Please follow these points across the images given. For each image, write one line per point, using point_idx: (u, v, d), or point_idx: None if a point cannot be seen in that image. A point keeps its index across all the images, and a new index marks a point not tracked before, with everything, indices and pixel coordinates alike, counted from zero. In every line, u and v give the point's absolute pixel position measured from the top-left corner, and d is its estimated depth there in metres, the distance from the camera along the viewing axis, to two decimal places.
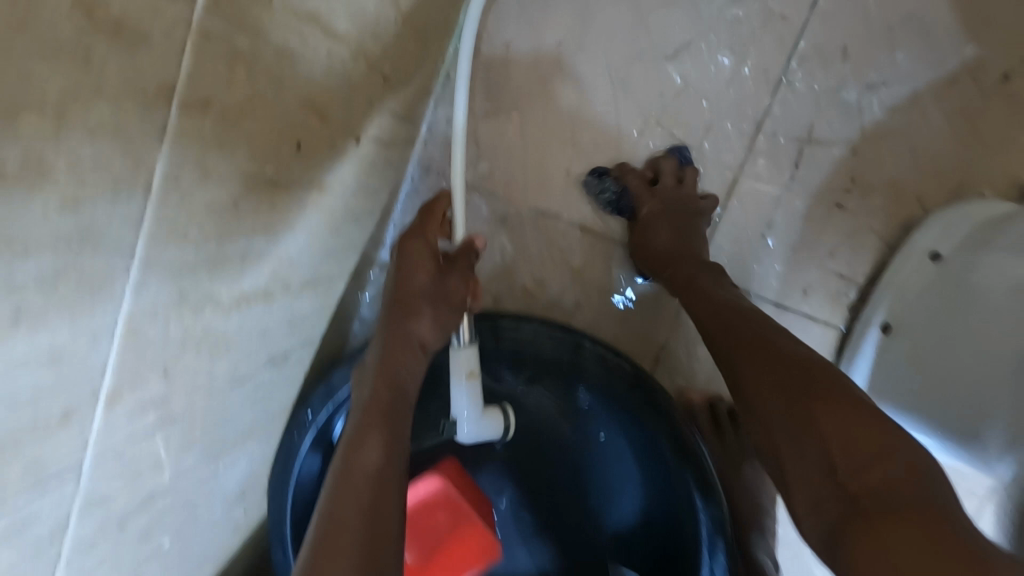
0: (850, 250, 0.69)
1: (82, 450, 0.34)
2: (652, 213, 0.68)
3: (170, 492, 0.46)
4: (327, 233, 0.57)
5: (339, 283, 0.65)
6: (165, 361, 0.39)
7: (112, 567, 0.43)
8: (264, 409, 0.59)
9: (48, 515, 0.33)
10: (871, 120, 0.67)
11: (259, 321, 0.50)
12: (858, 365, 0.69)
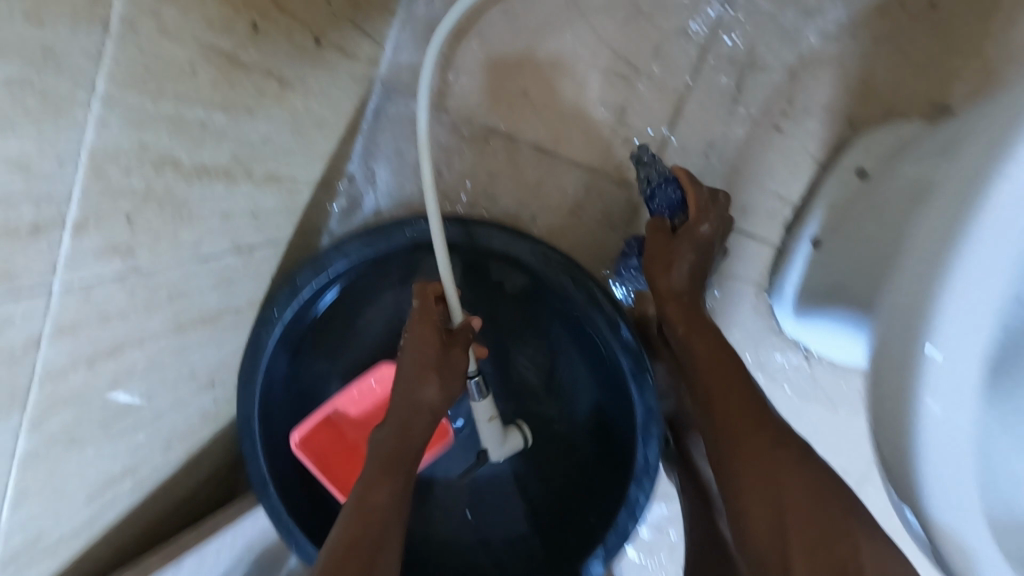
0: (787, 169, 0.74)
1: (51, 273, 0.38)
2: (687, 239, 0.64)
3: (137, 349, 0.51)
4: (289, 130, 0.61)
5: (304, 188, 0.69)
6: (130, 210, 0.43)
7: (83, 406, 0.47)
8: (230, 298, 0.63)
9: (20, 327, 0.37)
10: (808, 45, 0.72)
11: (221, 201, 0.54)
12: (790, 276, 0.74)
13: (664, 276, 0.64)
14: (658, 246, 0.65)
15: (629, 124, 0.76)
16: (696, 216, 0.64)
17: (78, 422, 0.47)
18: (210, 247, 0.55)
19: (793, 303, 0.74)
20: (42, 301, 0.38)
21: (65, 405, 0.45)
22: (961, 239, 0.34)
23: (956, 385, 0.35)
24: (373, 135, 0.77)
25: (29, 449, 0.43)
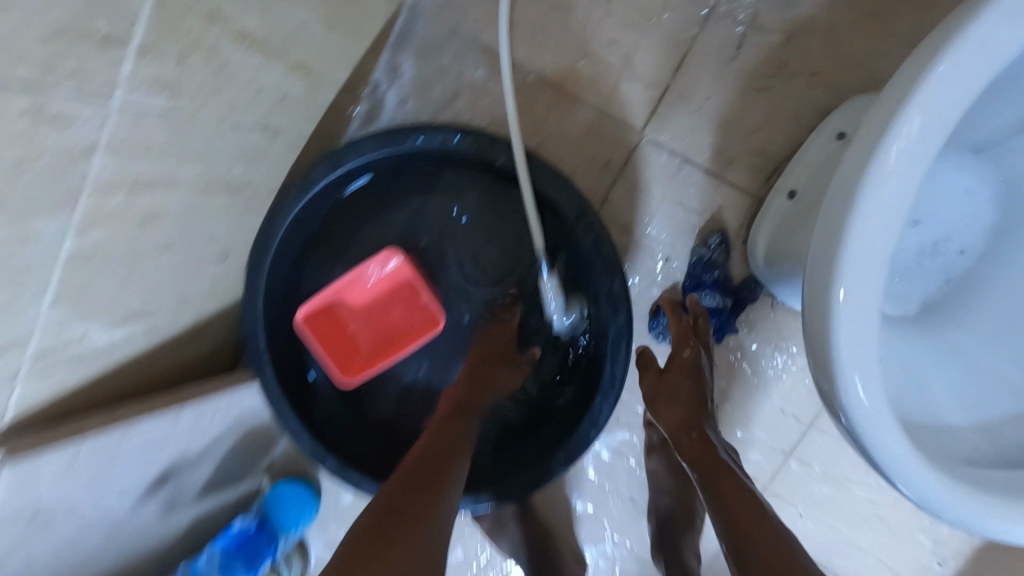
0: (773, 128, 0.80)
1: (111, 87, 0.44)
2: (675, 363, 0.75)
3: (168, 192, 0.56)
4: (322, 26, 0.66)
5: (327, 88, 0.75)
6: (180, 52, 0.48)
7: (118, 230, 0.53)
8: (250, 175, 0.69)
9: (82, 128, 0.43)
10: (805, 13, 0.78)
11: (255, 73, 0.59)
12: (760, 225, 0.79)
13: (666, 405, 0.72)
14: (659, 378, 0.76)
15: (633, 70, 0.81)
16: (679, 346, 0.76)
17: (113, 246, 0.53)
18: (239, 117, 0.61)
19: (762, 260, 0.78)
20: (105, 110, 0.44)
21: (105, 224, 0.51)
22: (867, 180, 0.45)
23: (861, 311, 0.45)
24: (395, 53, 0.83)
25: (74, 251, 0.49)
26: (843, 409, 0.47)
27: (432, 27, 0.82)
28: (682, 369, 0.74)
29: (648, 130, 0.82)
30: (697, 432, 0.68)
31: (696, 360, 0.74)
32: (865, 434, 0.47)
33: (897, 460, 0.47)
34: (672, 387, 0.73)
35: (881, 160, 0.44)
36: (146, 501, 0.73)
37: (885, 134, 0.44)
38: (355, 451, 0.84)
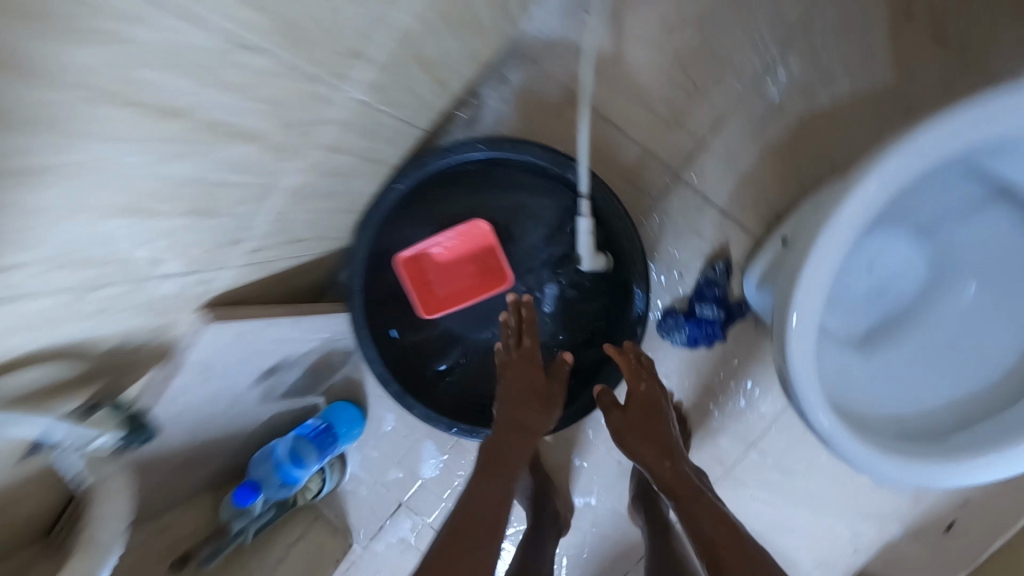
0: (779, 186, 1.04)
1: (350, 83, 0.66)
2: (635, 397, 0.82)
3: (345, 157, 0.79)
4: (461, 54, 0.89)
5: (448, 97, 0.97)
6: (387, 65, 0.71)
7: (313, 176, 0.75)
8: (385, 153, 0.92)
9: (328, 107, 0.65)
10: (817, 105, 1.02)
11: (416, 83, 0.82)
12: (754, 259, 1.03)
13: (639, 443, 0.79)
14: (623, 417, 0.81)
15: (680, 124, 1.05)
16: (635, 382, 0.84)
17: (306, 187, 0.75)
18: (399, 112, 0.83)
19: (754, 284, 1.01)
20: (343, 98, 0.67)
21: (310, 171, 0.73)
22: (824, 233, 0.68)
23: (809, 316, 0.68)
24: (499, 77, 1.05)
25: (290, 185, 0.71)
26: (792, 383, 0.70)
27: (533, 62, 1.05)
28: (642, 404, 0.81)
29: (683, 171, 1.05)
30: (670, 461, 0.77)
31: (653, 394, 0.83)
32: (806, 402, 0.69)
33: (826, 423, 0.69)
34: (636, 421, 0.80)
35: (836, 220, 0.67)
36: (256, 385, 0.94)
37: (840, 203, 0.68)
38: (412, 380, 1.06)
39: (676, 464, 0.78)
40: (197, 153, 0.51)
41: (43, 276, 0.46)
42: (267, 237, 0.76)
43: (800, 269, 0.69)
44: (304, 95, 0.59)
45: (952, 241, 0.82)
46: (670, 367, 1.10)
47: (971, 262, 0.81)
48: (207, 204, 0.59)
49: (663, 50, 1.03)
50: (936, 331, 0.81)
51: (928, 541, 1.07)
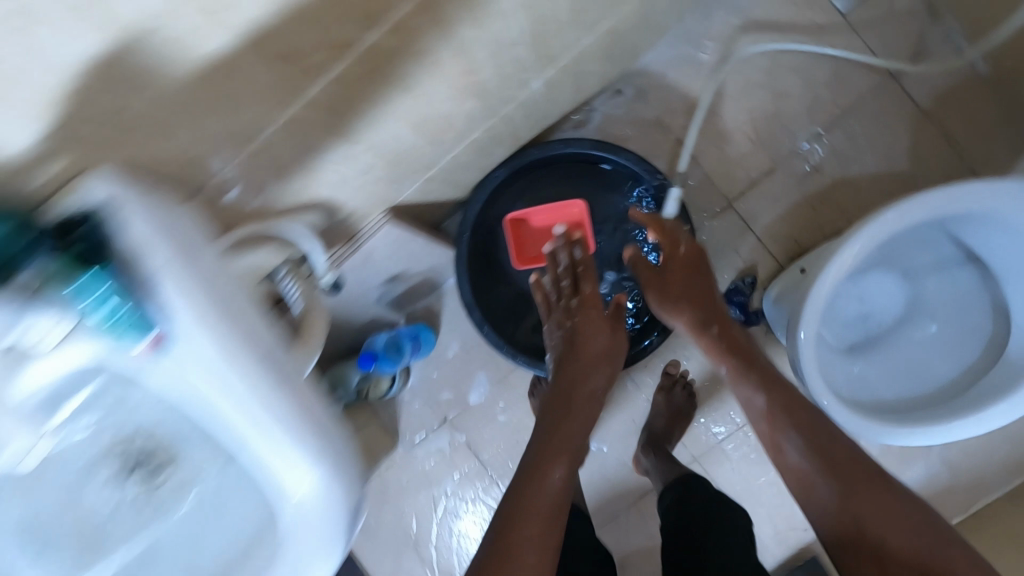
0: (806, 228, 1.33)
1: (539, 77, 0.94)
2: (677, 261, 0.97)
3: (505, 128, 1.06)
4: (597, 74, 1.17)
5: (573, 103, 1.25)
6: (560, 71, 0.99)
7: (485, 136, 1.02)
8: (522, 133, 1.19)
9: (522, 90, 0.93)
10: (848, 173, 1.31)
11: (565, 87, 1.10)
12: (774, 281, 1.31)
13: (684, 304, 0.93)
14: (666, 279, 0.96)
15: (743, 163, 1.33)
16: (676, 246, 0.98)
17: (478, 142, 1.02)
18: (548, 103, 1.11)
19: (771, 300, 1.29)
20: (531, 86, 0.95)
21: (487, 131, 1.00)
22: (834, 257, 0.96)
23: (814, 312, 0.97)
24: (611, 96, 1.32)
25: (473, 137, 0.98)
26: (797, 359, 0.97)
27: (640, 91, 1.32)
28: (680, 265, 0.96)
29: (734, 201, 1.34)
30: (713, 324, 0.92)
31: (691, 253, 0.97)
32: (804, 372, 0.96)
33: (815, 390, 0.96)
34: (677, 286, 0.94)
35: (844, 249, 0.96)
36: (379, 289, 1.19)
37: (848, 238, 0.96)
38: (488, 314, 1.32)
39: (717, 323, 0.92)
40: (460, 99, 0.79)
41: (365, 151, 0.72)
42: (441, 169, 1.02)
43: (813, 282, 0.98)
44: (517, 78, 0.87)
45: (930, 288, 1.10)
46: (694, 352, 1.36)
47: (940, 304, 1.09)
48: (438, 134, 0.85)
49: (742, 105, 1.32)
50: (905, 351, 1.09)
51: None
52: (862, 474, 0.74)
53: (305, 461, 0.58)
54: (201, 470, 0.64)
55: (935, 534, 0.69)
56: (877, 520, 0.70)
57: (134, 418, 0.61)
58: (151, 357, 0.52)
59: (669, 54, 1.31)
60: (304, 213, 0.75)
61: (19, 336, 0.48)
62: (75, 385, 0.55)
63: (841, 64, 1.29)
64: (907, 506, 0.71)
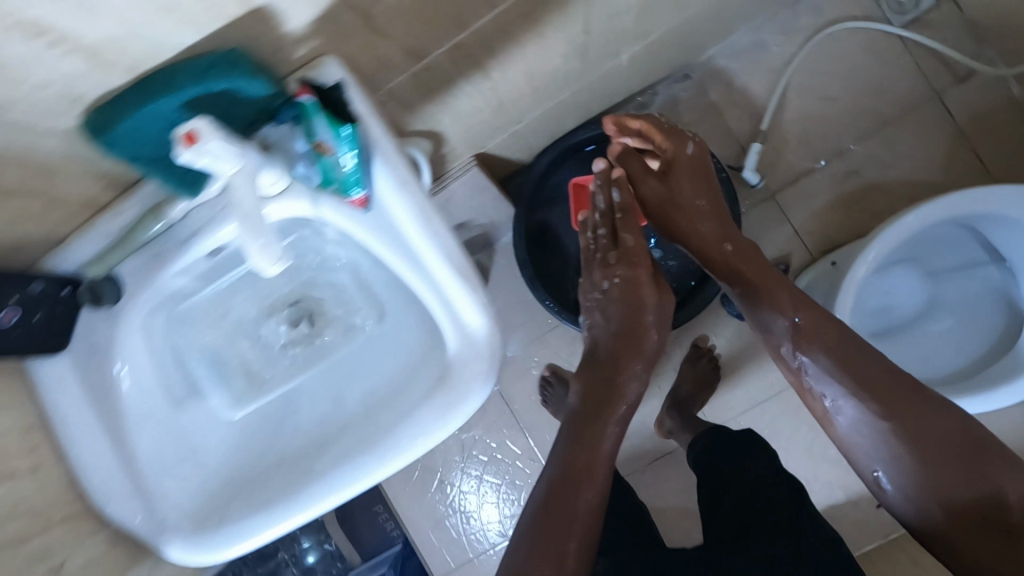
0: (841, 227, 1.41)
1: (624, 51, 1.03)
2: (680, 163, 0.75)
3: (582, 97, 1.15)
4: (666, 59, 1.26)
5: (639, 85, 1.34)
6: (641, 49, 1.08)
7: (565, 102, 1.11)
8: (591, 107, 1.28)
9: (608, 61, 1.02)
10: (885, 179, 1.40)
11: (638, 67, 1.19)
12: (808, 270, 1.39)
13: (688, 219, 0.74)
14: (670, 186, 0.74)
15: (788, 159, 1.43)
16: (676, 145, 0.75)
17: (558, 107, 1.12)
18: (624, 77, 1.20)
19: (802, 288, 1.37)
20: (615, 59, 1.04)
21: (568, 97, 1.09)
22: (867, 248, 1.06)
23: (847, 294, 1.07)
24: (671, 85, 1.42)
25: (556, 101, 1.08)
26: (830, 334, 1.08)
27: (699, 83, 1.42)
28: (684, 167, 0.75)
29: (776, 195, 1.43)
30: (724, 240, 0.73)
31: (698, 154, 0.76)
32: None
33: None
34: (682, 194, 0.74)
35: (877, 241, 1.06)
36: None
37: (882, 231, 1.06)
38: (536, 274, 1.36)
39: (728, 237, 0.73)
40: (563, 57, 0.88)
41: (483, 89, 0.81)
42: (522, 127, 1.12)
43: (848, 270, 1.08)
44: (610, 46, 0.96)
45: (951, 287, 1.17)
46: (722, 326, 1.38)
47: (958, 303, 1.16)
48: (537, 88, 0.94)
49: (793, 106, 1.42)
50: (924, 341, 1.16)
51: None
52: (896, 388, 0.60)
53: (476, 293, 0.53)
54: (355, 329, 0.63)
55: (987, 453, 0.56)
56: (914, 445, 0.58)
57: (313, 269, 0.63)
58: (361, 212, 0.53)
59: (733, 51, 1.41)
60: (417, 141, 0.85)
61: (210, 161, 0.45)
62: (285, 224, 0.58)
63: (891, 77, 1.39)
64: (946, 417, 0.58)
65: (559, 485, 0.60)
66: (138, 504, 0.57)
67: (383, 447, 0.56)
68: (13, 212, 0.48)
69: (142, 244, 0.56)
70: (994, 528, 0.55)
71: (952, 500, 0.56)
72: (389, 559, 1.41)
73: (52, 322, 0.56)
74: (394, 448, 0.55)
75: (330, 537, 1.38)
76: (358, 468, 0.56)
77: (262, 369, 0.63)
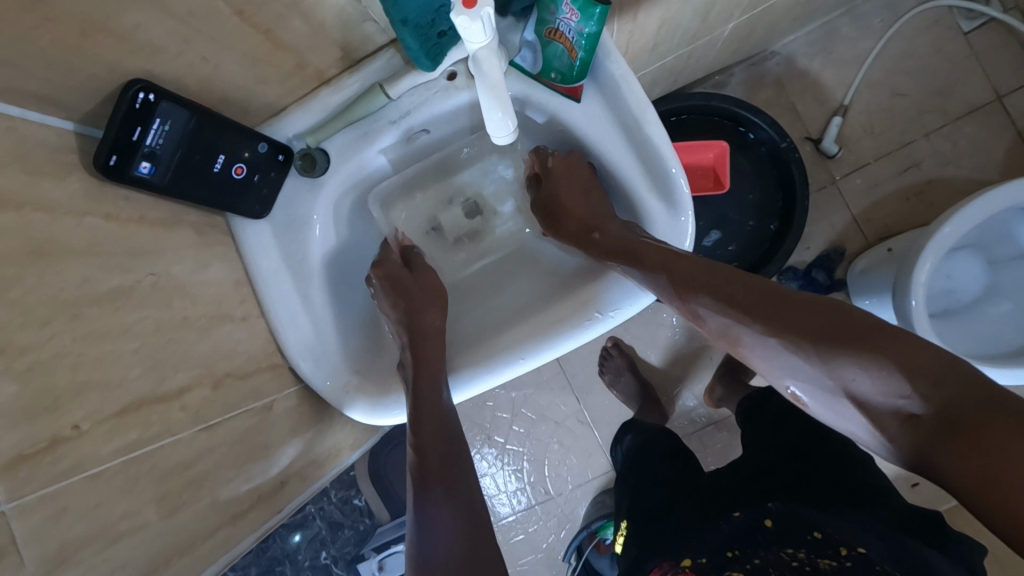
0: (898, 217, 1.46)
1: (733, 19, 1.08)
2: (554, 176, 0.64)
3: (678, 63, 1.20)
4: (753, 40, 1.32)
5: (720, 64, 1.39)
6: (744, 20, 1.13)
7: (666, 65, 1.16)
8: (679, 78, 1.33)
9: (717, 27, 1.07)
10: (944, 175, 1.45)
11: (731, 42, 1.24)
12: (864, 254, 1.40)
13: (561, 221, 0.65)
14: (546, 203, 0.66)
15: (851, 150, 1.48)
16: (549, 162, 0.65)
17: (659, 69, 1.16)
18: (715, 52, 1.26)
19: (857, 272, 1.39)
20: (723, 26, 1.09)
21: (670, 60, 1.14)
22: (943, 224, 1.07)
23: (923, 266, 1.08)
24: (747, 69, 1.49)
25: (661, 63, 1.12)
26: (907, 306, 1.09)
27: (774, 70, 1.48)
28: (550, 184, 0.65)
29: (837, 182, 1.48)
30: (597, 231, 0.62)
31: (563, 164, 0.64)
32: (910, 315, 1.09)
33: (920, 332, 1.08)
34: (552, 216, 0.66)
35: (955, 216, 1.07)
36: None
37: (963, 205, 1.06)
38: None
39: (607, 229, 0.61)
40: (690, 11, 0.92)
41: (623, 30, 0.86)
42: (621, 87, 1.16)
43: (926, 242, 1.09)
44: (727, 10, 1.01)
45: (1008, 276, 1.19)
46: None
47: (1015, 291, 1.18)
48: (656, 43, 0.99)
49: (861, 99, 1.48)
50: (976, 324, 1.19)
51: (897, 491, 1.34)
52: (767, 301, 0.52)
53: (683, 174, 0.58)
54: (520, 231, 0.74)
55: (918, 363, 0.44)
56: (829, 367, 0.48)
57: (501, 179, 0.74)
58: (575, 101, 0.58)
59: (807, 41, 1.48)
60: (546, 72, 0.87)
61: (473, 33, 0.48)
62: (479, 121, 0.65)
63: (956, 80, 1.46)
64: (849, 330, 0.47)
65: (435, 466, 0.57)
66: (325, 365, 0.61)
67: (553, 331, 0.60)
68: (267, 63, 0.51)
69: (358, 118, 0.60)
70: (951, 441, 0.42)
71: (895, 422, 0.45)
72: None
73: (266, 187, 0.60)
74: (521, 337, 0.60)
75: (361, 491, 1.34)
76: (521, 353, 0.60)
77: (440, 259, 0.74)
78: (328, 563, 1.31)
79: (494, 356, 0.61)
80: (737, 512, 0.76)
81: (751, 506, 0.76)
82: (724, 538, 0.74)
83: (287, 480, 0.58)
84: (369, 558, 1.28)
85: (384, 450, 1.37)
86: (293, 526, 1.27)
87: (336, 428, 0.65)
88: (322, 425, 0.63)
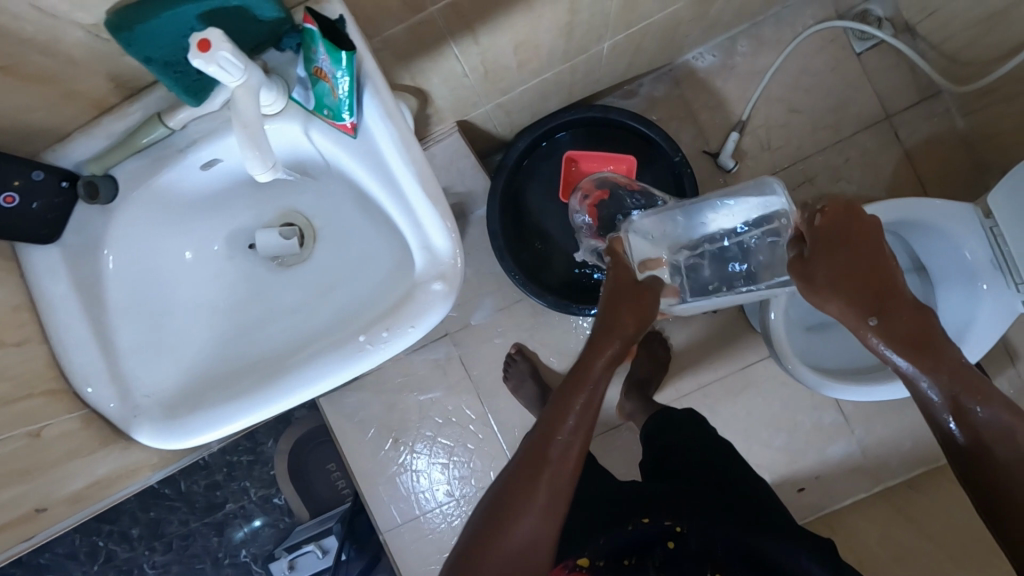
0: None
1: (608, 35, 1.08)
2: (821, 234, 0.60)
3: (565, 75, 1.18)
4: (653, 51, 1.31)
5: (622, 76, 1.38)
6: (626, 35, 1.12)
7: (550, 78, 1.15)
8: (579, 90, 1.32)
9: (590, 42, 1.07)
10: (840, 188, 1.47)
11: (621, 55, 1.23)
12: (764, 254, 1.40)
13: (810, 280, 0.60)
14: (806, 261, 0.60)
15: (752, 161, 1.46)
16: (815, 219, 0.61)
17: (544, 81, 1.15)
18: (609, 63, 1.24)
19: None
20: (600, 41, 1.09)
21: (552, 73, 1.13)
22: None
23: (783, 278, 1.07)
24: (655, 79, 1.47)
25: (539, 77, 1.11)
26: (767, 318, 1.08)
27: (680, 82, 1.46)
28: (813, 237, 0.60)
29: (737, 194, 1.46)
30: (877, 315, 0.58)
31: (842, 223, 0.59)
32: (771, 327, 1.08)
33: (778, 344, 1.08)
34: (808, 268, 0.60)
35: None
36: None
37: None
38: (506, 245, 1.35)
39: (889, 316, 0.58)
40: (546, 28, 0.92)
41: (469, 54, 0.88)
42: (507, 100, 1.15)
43: None
44: (593, 26, 1.00)
45: None
46: (682, 321, 1.40)
47: None
48: (521, 57, 0.98)
49: (765, 112, 1.45)
50: (844, 339, 1.21)
51: (784, 496, 1.37)
52: None
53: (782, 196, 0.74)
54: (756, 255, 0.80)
55: None
56: None
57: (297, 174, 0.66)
58: (352, 134, 0.59)
59: (727, 46, 1.45)
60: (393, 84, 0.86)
61: (222, 72, 0.50)
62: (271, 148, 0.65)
63: (857, 95, 1.43)
64: None
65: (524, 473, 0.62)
66: (112, 388, 0.62)
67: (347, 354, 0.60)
68: (19, 95, 0.52)
69: (144, 146, 0.60)
70: None
71: None
72: (337, 515, 1.40)
73: (52, 214, 0.60)
74: (333, 368, 0.60)
75: (280, 490, 1.41)
76: (314, 374, 0.61)
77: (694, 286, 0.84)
78: (248, 561, 1.42)
79: (297, 374, 0.61)
80: (646, 518, 0.81)
81: (661, 515, 0.81)
82: (623, 546, 0.80)
83: (44, 507, 0.62)
84: (280, 558, 1.35)
85: (298, 454, 1.41)
86: (224, 528, 1.40)
87: (132, 449, 0.66)
88: (109, 448, 0.64)
